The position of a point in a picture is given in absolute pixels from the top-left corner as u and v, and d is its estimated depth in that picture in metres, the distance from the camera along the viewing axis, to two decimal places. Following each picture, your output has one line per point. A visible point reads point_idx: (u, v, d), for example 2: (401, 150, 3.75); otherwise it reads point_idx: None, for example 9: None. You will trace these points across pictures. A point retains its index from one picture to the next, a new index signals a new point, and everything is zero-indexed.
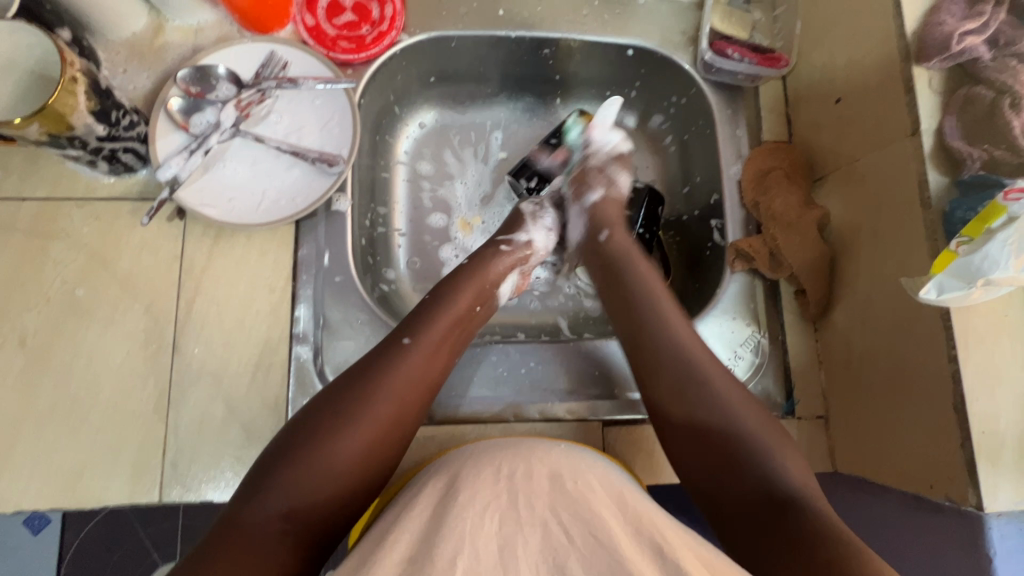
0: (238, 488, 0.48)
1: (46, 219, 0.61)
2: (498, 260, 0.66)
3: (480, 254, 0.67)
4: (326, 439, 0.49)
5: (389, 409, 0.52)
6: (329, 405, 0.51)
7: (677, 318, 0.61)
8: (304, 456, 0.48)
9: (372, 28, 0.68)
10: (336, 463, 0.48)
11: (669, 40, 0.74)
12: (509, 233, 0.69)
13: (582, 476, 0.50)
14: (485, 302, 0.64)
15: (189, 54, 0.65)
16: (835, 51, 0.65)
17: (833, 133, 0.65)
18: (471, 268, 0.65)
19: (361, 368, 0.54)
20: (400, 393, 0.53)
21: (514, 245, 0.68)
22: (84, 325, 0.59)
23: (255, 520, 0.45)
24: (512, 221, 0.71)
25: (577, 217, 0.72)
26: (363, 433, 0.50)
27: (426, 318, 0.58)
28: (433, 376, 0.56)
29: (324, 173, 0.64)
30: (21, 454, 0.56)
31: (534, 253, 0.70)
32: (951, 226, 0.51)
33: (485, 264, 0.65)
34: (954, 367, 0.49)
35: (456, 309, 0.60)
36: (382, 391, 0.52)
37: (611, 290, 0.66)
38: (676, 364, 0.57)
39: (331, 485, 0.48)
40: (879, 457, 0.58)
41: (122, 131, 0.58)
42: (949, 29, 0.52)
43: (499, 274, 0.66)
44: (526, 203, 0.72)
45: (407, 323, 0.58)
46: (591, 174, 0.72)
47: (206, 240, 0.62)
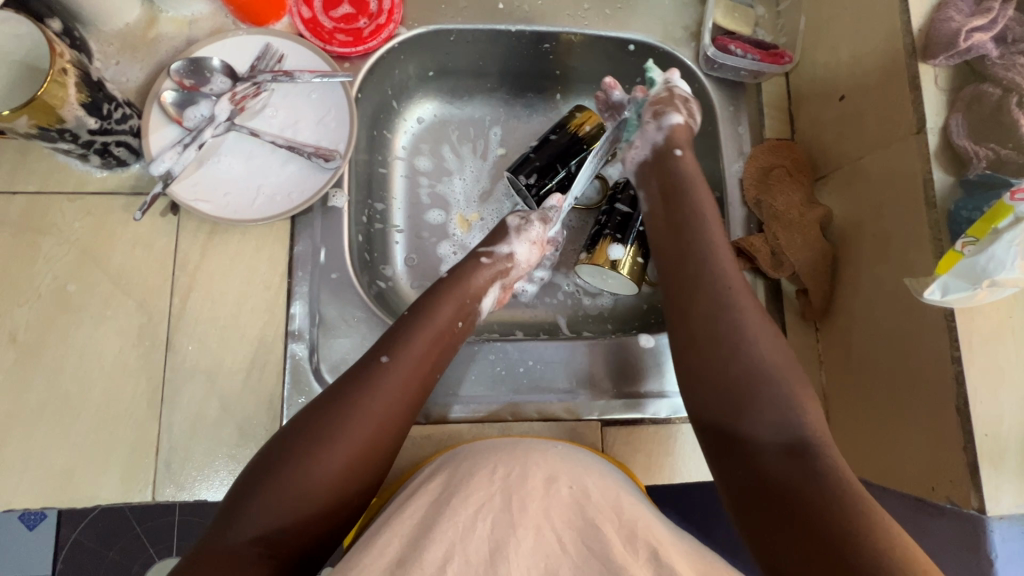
0: (214, 515, 0.47)
1: (36, 213, 0.60)
2: (476, 274, 0.64)
3: (460, 266, 0.65)
4: (302, 463, 0.48)
5: (369, 432, 0.50)
6: (306, 426, 0.50)
7: (723, 244, 0.59)
8: (281, 480, 0.47)
9: (369, 20, 0.67)
10: (314, 488, 0.47)
11: (672, 35, 0.73)
12: (490, 244, 0.67)
13: (577, 480, 0.50)
14: (466, 317, 0.62)
15: (183, 46, 0.64)
16: (839, 47, 0.64)
17: (836, 130, 0.64)
18: (450, 282, 0.63)
19: (337, 389, 0.53)
20: (377, 414, 0.51)
21: (494, 257, 0.66)
22: (76, 321, 0.58)
23: (229, 548, 0.44)
24: (495, 233, 0.68)
25: (651, 135, 0.65)
26: (340, 455, 0.49)
27: (406, 335, 0.56)
28: (413, 395, 0.55)
29: (320, 169, 0.63)
30: (11, 452, 0.55)
31: (514, 265, 0.67)
32: (956, 226, 0.51)
33: (464, 278, 0.63)
34: (957, 369, 0.49)
35: (436, 325, 0.59)
36: (360, 412, 0.51)
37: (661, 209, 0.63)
38: (719, 290, 0.55)
39: (309, 510, 0.47)
40: (880, 459, 0.57)
41: (115, 124, 0.57)
42: (956, 25, 0.51)
43: (479, 287, 0.64)
44: (511, 217, 0.68)
45: (384, 341, 0.56)
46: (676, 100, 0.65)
47: (200, 236, 0.61)
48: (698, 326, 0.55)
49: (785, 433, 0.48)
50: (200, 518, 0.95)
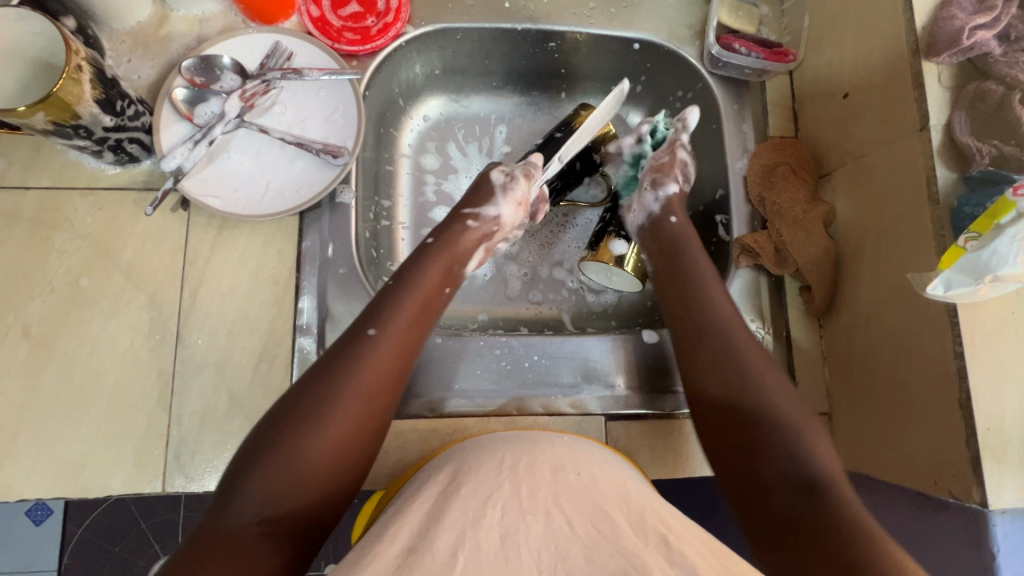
0: (213, 497, 0.48)
1: (50, 208, 0.61)
2: (465, 238, 0.65)
3: (446, 227, 0.66)
4: (296, 438, 0.48)
5: (360, 403, 0.51)
6: (297, 402, 0.50)
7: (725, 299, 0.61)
8: (275, 457, 0.47)
9: (377, 19, 0.68)
10: (309, 464, 0.48)
11: (676, 34, 0.73)
12: (477, 206, 0.67)
13: (585, 467, 0.51)
14: (452, 283, 0.63)
15: (194, 44, 0.65)
16: (842, 45, 0.64)
17: (840, 128, 0.65)
18: (437, 244, 0.64)
19: (323, 365, 0.53)
20: (368, 388, 0.52)
21: (481, 219, 0.67)
22: (88, 315, 0.59)
23: (230, 526, 0.45)
24: (480, 190, 0.68)
25: (648, 204, 0.70)
26: (333, 431, 0.49)
27: (391, 306, 0.57)
28: (402, 366, 0.55)
29: (328, 165, 0.64)
30: (24, 444, 0.56)
31: (500, 229, 0.68)
32: (959, 222, 0.51)
33: (452, 240, 0.64)
34: (960, 364, 0.49)
35: (421, 292, 0.60)
36: (348, 384, 0.52)
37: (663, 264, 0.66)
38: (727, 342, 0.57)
39: (305, 485, 0.48)
40: (884, 455, 0.57)
41: (128, 121, 0.58)
42: (959, 23, 0.52)
43: (465, 249, 0.65)
44: (495, 172, 0.69)
45: (369, 314, 0.57)
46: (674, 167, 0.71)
47: (210, 231, 0.62)
48: (706, 378, 0.56)
49: (802, 471, 0.49)
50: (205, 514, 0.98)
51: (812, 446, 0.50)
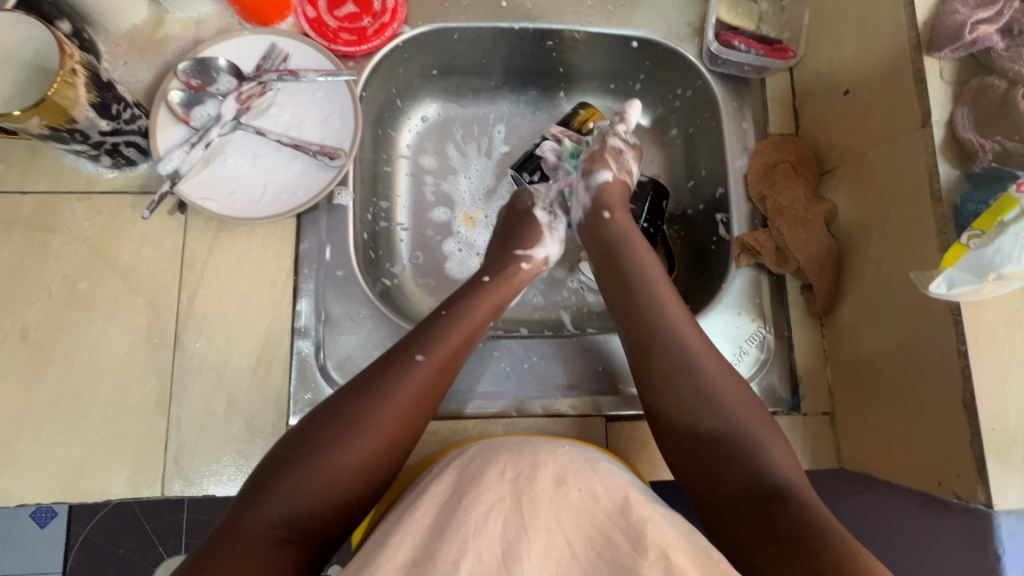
0: (236, 496, 0.48)
1: (47, 213, 0.61)
2: (518, 279, 0.66)
3: (495, 267, 0.66)
4: (328, 454, 0.48)
5: (395, 425, 0.51)
6: (338, 415, 0.50)
7: (680, 312, 0.59)
8: (303, 471, 0.47)
9: (373, 19, 0.68)
10: (339, 477, 0.48)
11: (675, 31, 0.72)
12: (529, 247, 0.67)
13: (587, 483, 0.50)
14: (496, 316, 0.63)
15: (190, 46, 0.65)
16: (843, 41, 0.64)
17: (841, 125, 0.64)
18: (489, 281, 0.64)
19: (367, 381, 0.53)
20: (409, 412, 0.52)
21: (533, 261, 0.68)
22: (86, 319, 0.59)
23: (251, 528, 0.45)
24: (527, 229, 0.68)
25: (582, 197, 0.69)
26: (368, 449, 0.49)
27: (440, 334, 0.57)
28: (441, 392, 0.55)
29: (325, 167, 0.64)
30: (23, 449, 0.56)
31: (549, 265, 0.70)
32: (963, 220, 0.50)
33: (501, 278, 0.64)
34: (964, 363, 0.49)
35: (468, 325, 0.59)
36: (391, 406, 0.51)
37: (610, 277, 0.64)
38: (679, 356, 0.56)
39: (331, 499, 0.48)
40: (888, 456, 0.57)
41: (124, 124, 0.58)
42: (961, 17, 0.51)
43: (514, 287, 0.65)
44: (539, 210, 0.70)
45: (418, 337, 0.56)
46: (606, 154, 0.69)
47: (207, 234, 0.62)
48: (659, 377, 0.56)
49: (752, 474, 0.50)
50: (209, 515, 0.99)
51: (767, 453, 0.51)
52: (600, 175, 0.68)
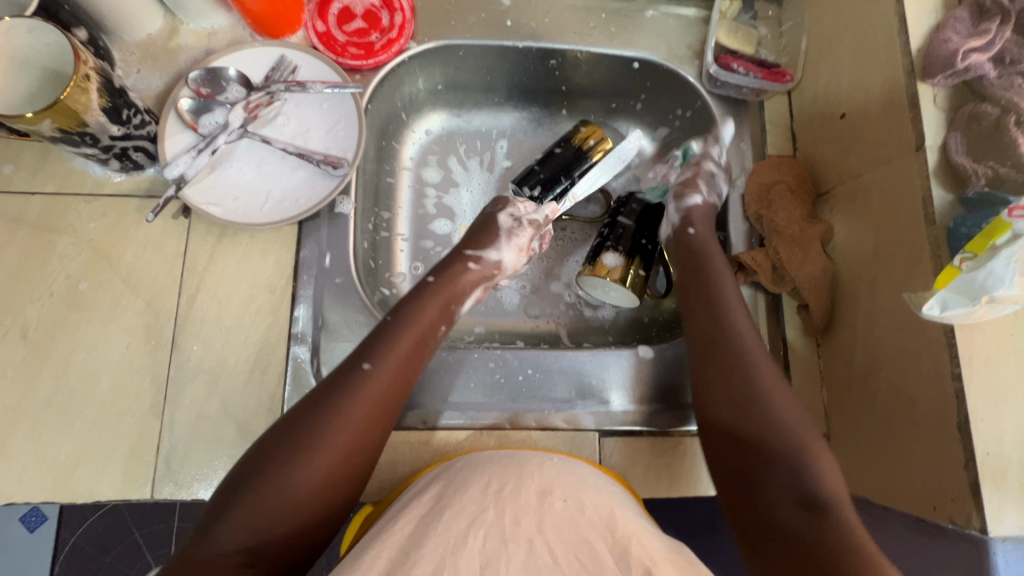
0: (195, 522, 0.47)
1: (53, 214, 0.62)
2: (466, 280, 0.66)
3: (447, 269, 0.66)
4: (283, 469, 0.48)
5: (348, 438, 0.51)
6: (291, 431, 0.50)
7: (745, 322, 0.61)
8: (264, 483, 0.47)
9: (381, 35, 0.69)
10: (294, 495, 0.48)
11: (676, 54, 0.74)
12: (480, 249, 0.68)
13: (572, 494, 0.50)
14: (448, 320, 0.63)
15: (202, 56, 0.67)
16: (839, 66, 0.65)
17: (837, 147, 0.65)
18: (437, 285, 0.64)
19: (320, 393, 0.53)
20: (360, 423, 0.52)
21: (483, 263, 0.68)
22: (86, 320, 0.60)
23: (208, 555, 0.44)
24: (486, 234, 0.69)
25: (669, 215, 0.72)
26: (320, 465, 0.49)
27: (388, 342, 0.57)
28: (394, 401, 0.55)
29: (328, 176, 0.65)
30: (16, 448, 0.56)
31: (501, 272, 0.70)
32: (955, 243, 0.51)
33: (451, 281, 0.65)
34: (958, 386, 0.49)
35: (415, 329, 0.59)
36: (341, 418, 0.51)
37: (686, 283, 0.65)
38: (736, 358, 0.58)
39: (290, 519, 0.47)
40: (882, 479, 0.57)
41: (134, 129, 0.59)
42: (953, 46, 0.52)
43: (464, 290, 0.66)
44: (504, 215, 0.70)
45: (367, 346, 0.56)
46: (698, 178, 0.71)
47: (209, 239, 0.63)
48: (709, 379, 0.58)
49: (798, 488, 0.49)
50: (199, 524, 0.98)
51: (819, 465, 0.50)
52: (690, 201, 0.70)
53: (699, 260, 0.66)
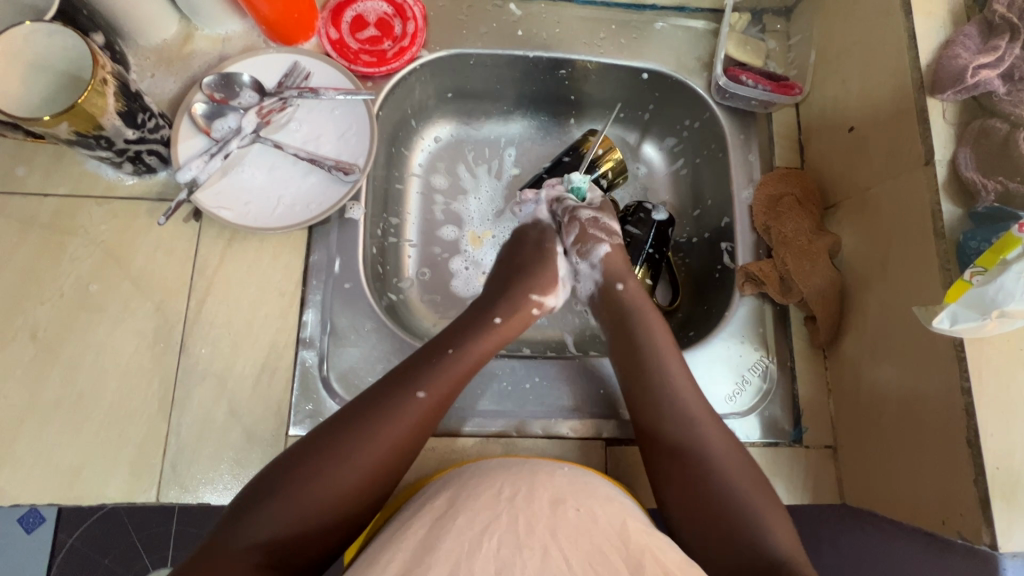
0: (223, 513, 0.47)
1: (65, 215, 0.62)
2: (528, 318, 0.65)
3: (507, 300, 0.65)
4: (319, 476, 0.48)
5: (386, 457, 0.51)
6: (331, 440, 0.50)
7: (682, 372, 0.61)
8: (297, 490, 0.47)
9: (393, 43, 0.70)
10: (325, 501, 0.48)
11: (685, 65, 0.75)
12: (545, 293, 0.67)
13: (586, 505, 0.50)
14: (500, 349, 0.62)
15: (216, 61, 0.67)
16: (847, 80, 0.65)
17: (846, 160, 0.65)
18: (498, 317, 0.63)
19: (365, 406, 0.53)
20: (400, 443, 0.52)
21: (545, 307, 0.68)
22: (96, 321, 0.60)
23: (233, 551, 0.45)
24: (552, 278, 0.69)
25: (587, 272, 0.69)
26: (356, 478, 0.49)
27: (445, 368, 0.56)
28: (435, 425, 0.55)
29: (339, 181, 0.65)
30: (23, 449, 0.56)
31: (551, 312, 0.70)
32: (965, 257, 0.51)
33: (517, 320, 0.64)
34: (967, 401, 0.49)
35: (472, 358, 0.59)
36: (384, 438, 0.51)
37: (611, 334, 0.66)
38: (677, 411, 0.58)
39: (317, 523, 0.48)
40: (890, 492, 0.56)
41: (148, 133, 0.59)
42: (963, 61, 0.53)
43: (522, 324, 0.65)
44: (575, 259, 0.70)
45: (422, 367, 0.56)
46: (587, 230, 0.69)
47: (220, 242, 0.63)
48: (660, 426, 0.58)
49: (748, 548, 0.50)
50: (196, 528, 0.98)
51: (767, 524, 0.51)
52: (599, 252, 0.69)
53: (624, 306, 0.66)
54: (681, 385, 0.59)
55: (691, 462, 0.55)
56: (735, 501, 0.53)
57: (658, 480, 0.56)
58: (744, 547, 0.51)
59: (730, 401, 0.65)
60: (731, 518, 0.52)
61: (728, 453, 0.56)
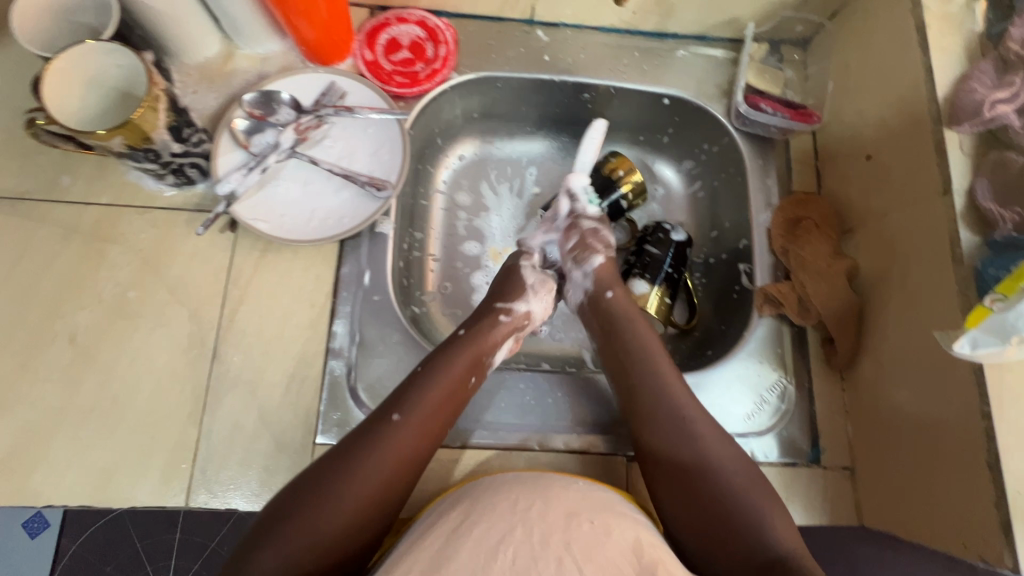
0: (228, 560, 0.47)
1: (106, 223, 0.64)
2: (497, 331, 0.65)
3: (476, 322, 0.65)
4: (312, 512, 0.48)
5: (374, 487, 0.51)
6: (321, 477, 0.50)
7: (674, 375, 0.62)
8: (291, 530, 0.47)
9: (426, 65, 0.73)
10: (321, 539, 0.48)
11: (705, 91, 0.77)
12: (509, 300, 0.68)
13: (600, 518, 0.50)
14: (479, 372, 0.62)
15: (255, 79, 0.70)
16: (865, 110, 0.68)
17: (864, 187, 0.67)
18: (467, 336, 0.63)
19: (349, 443, 0.53)
20: (388, 471, 0.52)
21: (513, 314, 0.67)
22: (132, 327, 0.62)
23: None
24: (515, 286, 0.69)
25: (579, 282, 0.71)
26: (347, 511, 0.49)
27: (419, 394, 0.57)
28: (422, 452, 0.55)
29: (372, 197, 0.67)
30: (57, 451, 0.57)
31: (531, 322, 0.69)
32: (984, 284, 0.52)
33: (482, 333, 0.64)
34: (987, 425, 0.50)
35: (446, 381, 0.59)
36: (370, 467, 0.51)
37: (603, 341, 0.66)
38: (670, 413, 0.59)
39: (317, 562, 0.47)
40: (909, 514, 0.57)
41: (192, 147, 0.62)
42: (980, 96, 0.55)
43: (494, 342, 0.64)
44: (527, 270, 0.71)
45: (397, 397, 0.57)
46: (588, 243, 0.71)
47: (254, 253, 0.65)
48: (651, 430, 0.59)
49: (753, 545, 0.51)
50: (200, 537, 0.98)
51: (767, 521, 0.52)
52: (593, 261, 0.70)
53: (614, 311, 0.67)
54: (676, 387, 0.60)
55: (687, 458, 0.56)
56: (736, 498, 0.54)
57: (653, 484, 0.58)
58: (744, 549, 0.51)
59: (748, 421, 0.66)
60: (732, 514, 0.53)
61: (726, 452, 0.57)
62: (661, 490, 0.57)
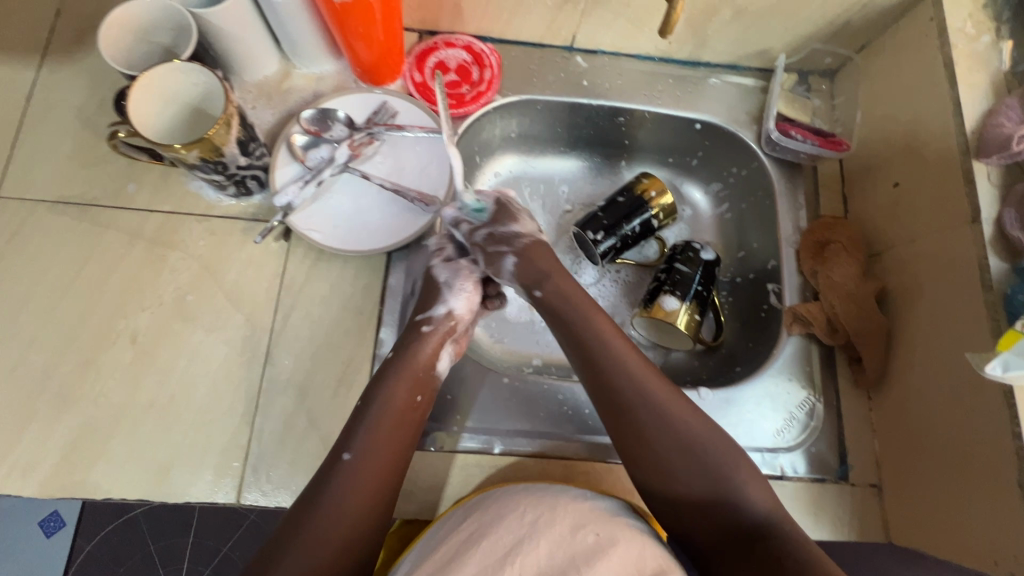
0: None
1: (168, 230, 0.68)
2: (425, 342, 0.63)
3: (401, 339, 0.63)
4: (288, 555, 0.49)
5: (346, 522, 0.51)
6: (291, 522, 0.51)
7: (632, 354, 0.61)
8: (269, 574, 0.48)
9: (471, 87, 0.77)
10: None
11: (735, 118, 0.81)
12: (426, 309, 0.65)
13: (606, 530, 0.52)
14: (425, 391, 0.61)
15: (310, 97, 0.74)
16: (893, 140, 0.71)
17: (891, 213, 0.70)
18: (397, 357, 0.62)
19: (312, 485, 0.53)
20: (354, 501, 0.53)
21: (433, 321, 0.65)
22: (190, 329, 0.64)
23: None
24: (427, 293, 0.66)
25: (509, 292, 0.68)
26: (324, 548, 0.50)
27: (365, 427, 0.57)
28: (385, 482, 0.55)
29: (420, 212, 0.71)
30: (116, 446, 0.60)
31: (458, 320, 0.66)
32: (1012, 309, 0.55)
33: (408, 352, 0.62)
34: (1017, 445, 0.52)
35: (390, 409, 0.58)
36: (334, 503, 0.52)
37: (559, 326, 0.64)
38: (639, 394, 0.58)
39: None
40: (938, 531, 0.59)
41: (255, 161, 0.65)
42: (1008, 130, 0.58)
43: (429, 356, 0.63)
44: (437, 270, 0.67)
45: (346, 434, 0.57)
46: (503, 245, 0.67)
47: (306, 261, 0.68)
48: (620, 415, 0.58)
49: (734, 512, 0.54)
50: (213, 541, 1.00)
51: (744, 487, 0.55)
52: (508, 265, 0.67)
53: (565, 292, 0.65)
54: (637, 368, 0.60)
55: (660, 436, 0.57)
56: (714, 465, 0.56)
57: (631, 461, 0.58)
58: (727, 510, 0.54)
59: (778, 436, 0.68)
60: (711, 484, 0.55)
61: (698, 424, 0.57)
62: (643, 469, 0.57)
